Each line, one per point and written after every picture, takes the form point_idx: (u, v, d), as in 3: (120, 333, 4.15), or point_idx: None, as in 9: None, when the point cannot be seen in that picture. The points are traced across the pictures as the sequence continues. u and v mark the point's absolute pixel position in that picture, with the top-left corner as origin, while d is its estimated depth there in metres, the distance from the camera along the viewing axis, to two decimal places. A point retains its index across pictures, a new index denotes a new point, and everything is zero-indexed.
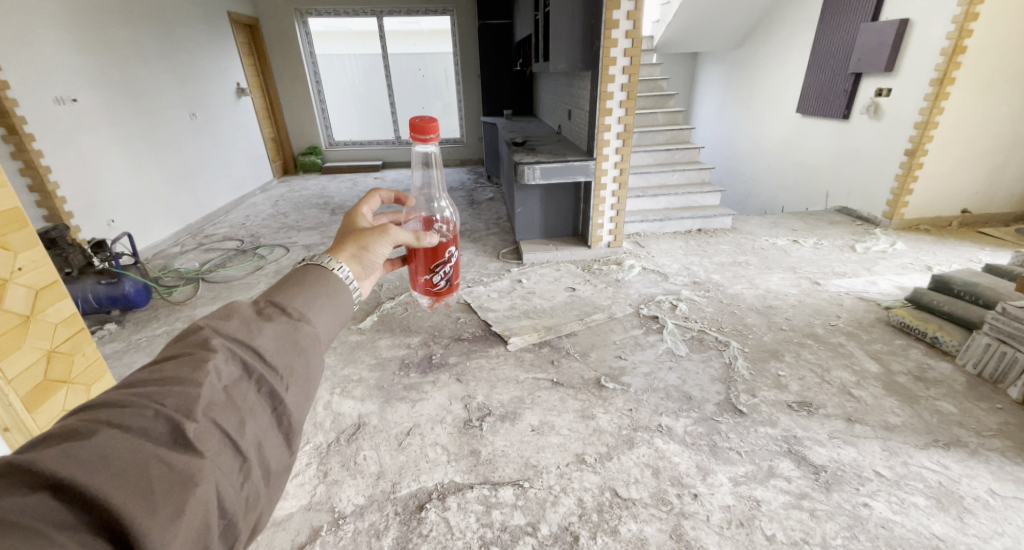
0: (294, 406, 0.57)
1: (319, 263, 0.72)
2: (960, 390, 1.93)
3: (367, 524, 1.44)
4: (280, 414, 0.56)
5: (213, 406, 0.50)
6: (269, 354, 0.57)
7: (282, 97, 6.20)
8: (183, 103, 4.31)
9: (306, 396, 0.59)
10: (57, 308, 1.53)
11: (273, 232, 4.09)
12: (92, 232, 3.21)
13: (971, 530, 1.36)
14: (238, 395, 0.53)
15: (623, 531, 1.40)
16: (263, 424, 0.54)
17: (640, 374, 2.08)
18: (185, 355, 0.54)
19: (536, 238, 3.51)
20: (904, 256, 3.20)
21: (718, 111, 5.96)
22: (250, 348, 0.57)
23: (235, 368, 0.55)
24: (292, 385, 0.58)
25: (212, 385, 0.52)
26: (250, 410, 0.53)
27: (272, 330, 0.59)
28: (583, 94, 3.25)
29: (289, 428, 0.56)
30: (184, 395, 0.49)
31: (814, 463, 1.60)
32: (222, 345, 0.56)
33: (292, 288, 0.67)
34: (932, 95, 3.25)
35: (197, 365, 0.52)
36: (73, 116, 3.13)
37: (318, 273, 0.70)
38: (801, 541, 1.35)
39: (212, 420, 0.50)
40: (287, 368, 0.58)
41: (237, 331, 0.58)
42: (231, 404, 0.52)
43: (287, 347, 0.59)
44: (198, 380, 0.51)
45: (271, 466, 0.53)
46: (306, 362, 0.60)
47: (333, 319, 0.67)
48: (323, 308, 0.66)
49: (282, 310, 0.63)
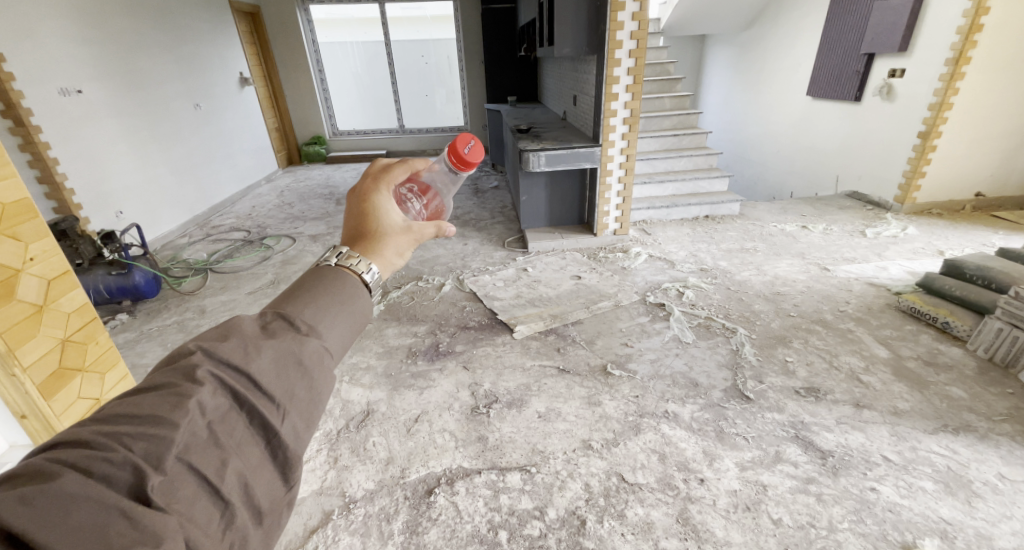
0: (293, 437, 0.47)
1: (345, 262, 0.59)
2: (971, 375, 1.91)
3: (377, 508, 1.47)
4: (274, 447, 0.46)
5: (191, 447, 0.40)
6: (265, 380, 0.46)
7: (286, 87, 6.19)
8: (187, 93, 4.32)
9: (308, 424, 0.48)
10: (70, 297, 1.56)
11: (279, 222, 4.10)
12: (100, 224, 3.24)
13: (980, 514, 1.36)
14: (224, 430, 0.43)
15: (630, 515, 1.41)
16: (251, 460, 0.44)
17: (646, 361, 2.08)
18: (165, 387, 0.43)
19: (541, 226, 3.50)
20: (915, 241, 3.15)
21: (726, 94, 5.87)
22: (243, 374, 0.46)
23: (223, 398, 0.44)
24: (291, 414, 0.47)
25: (193, 421, 0.41)
26: (236, 448, 0.43)
27: (273, 350, 0.48)
28: (589, 78, 3.21)
29: (286, 462, 0.46)
30: (157, 438, 0.39)
31: (821, 448, 1.60)
32: (208, 374, 0.45)
33: (305, 294, 0.55)
34: (946, 75, 3.17)
35: (175, 401, 0.42)
36: (79, 108, 3.14)
37: (331, 276, 0.57)
38: (807, 525, 1.35)
39: (188, 465, 0.40)
40: (285, 395, 0.47)
41: (231, 353, 0.47)
42: (214, 441, 0.42)
43: (289, 371, 0.48)
44: (174, 419, 0.40)
45: (263, 510, 0.43)
46: (309, 386, 0.49)
47: (349, 331, 0.55)
48: (336, 318, 0.54)
49: (289, 324, 0.52)
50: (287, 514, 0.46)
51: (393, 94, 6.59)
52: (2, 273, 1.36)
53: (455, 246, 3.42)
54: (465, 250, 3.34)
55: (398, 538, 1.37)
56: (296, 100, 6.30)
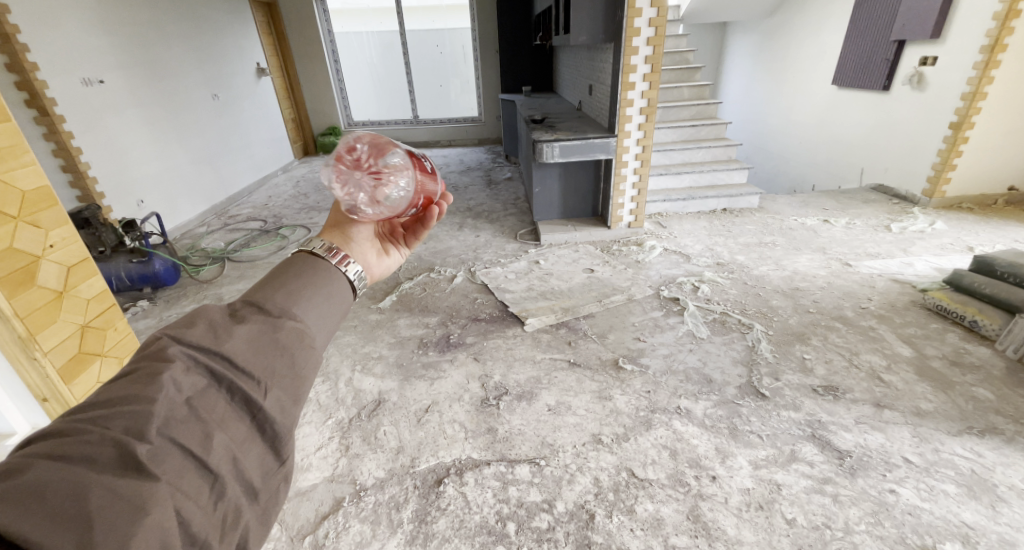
0: (279, 412, 0.48)
1: (312, 248, 0.64)
2: (999, 376, 1.84)
3: (387, 496, 1.48)
4: (261, 422, 0.47)
5: (171, 422, 0.41)
6: (242, 358, 0.48)
7: (301, 77, 6.22)
8: (205, 84, 4.36)
9: (293, 399, 0.50)
10: (89, 284, 1.59)
11: (295, 212, 4.15)
12: (122, 212, 3.31)
13: (1004, 519, 1.31)
14: (205, 406, 0.44)
15: (639, 510, 1.40)
16: (238, 435, 0.45)
17: (658, 356, 2.05)
18: (137, 370, 0.44)
19: (554, 218, 3.46)
20: (943, 236, 3.04)
21: (747, 84, 5.72)
22: (218, 354, 0.48)
23: (199, 377, 0.45)
24: (273, 389, 0.48)
25: (170, 398, 0.42)
26: (220, 421, 0.44)
27: (244, 332, 0.50)
28: (605, 67, 3.14)
29: (276, 437, 0.47)
30: (135, 414, 0.40)
31: (840, 448, 1.56)
32: (179, 354, 0.46)
33: (275, 282, 0.58)
34: (982, 63, 3.02)
35: (148, 379, 0.43)
36: (100, 98, 3.20)
37: (300, 262, 0.61)
38: (823, 526, 1.32)
39: (171, 438, 0.41)
40: (266, 372, 0.48)
41: (201, 338, 0.48)
42: (194, 415, 0.43)
43: (265, 349, 0.50)
44: (149, 395, 0.41)
45: (253, 480, 0.44)
46: (291, 362, 0.50)
47: (326, 313, 0.58)
48: (311, 302, 0.57)
49: (260, 309, 0.54)
50: (282, 488, 0.47)
51: (408, 84, 6.58)
52: (23, 260, 1.40)
53: (468, 237, 3.41)
54: (477, 241, 3.34)
55: (408, 527, 1.38)
56: (311, 90, 6.33)
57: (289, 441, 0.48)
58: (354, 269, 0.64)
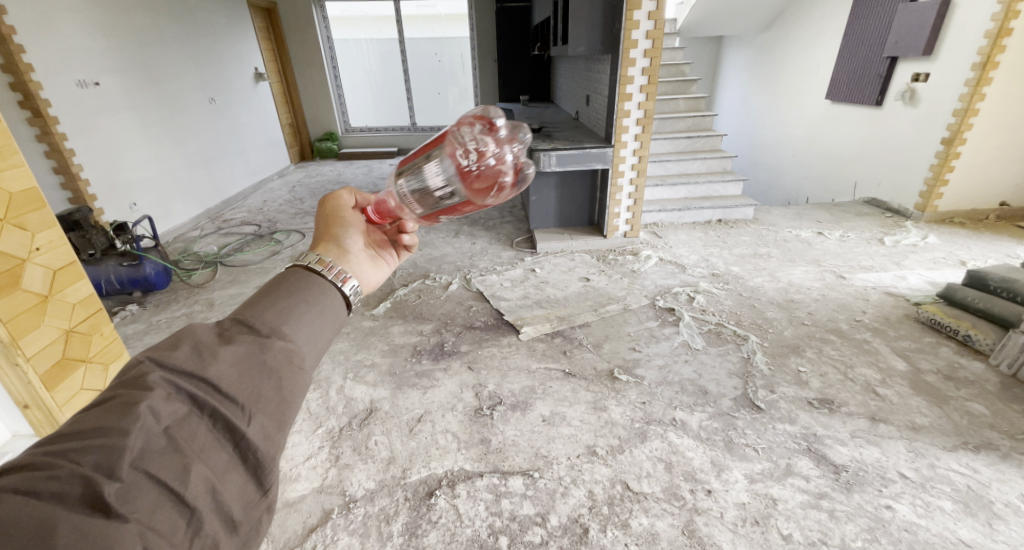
0: (264, 438, 0.46)
1: (306, 262, 0.64)
2: (993, 391, 1.85)
3: (377, 508, 1.45)
4: (244, 450, 0.45)
5: (148, 455, 0.40)
6: (226, 383, 0.47)
7: (299, 83, 6.23)
8: (202, 88, 4.35)
9: (278, 424, 0.48)
10: (76, 288, 1.57)
11: (290, 217, 4.12)
12: (113, 215, 3.27)
13: (1000, 536, 1.30)
14: (184, 436, 0.42)
15: (634, 525, 1.38)
16: (218, 465, 0.43)
17: (654, 366, 2.04)
18: (116, 397, 0.43)
19: (550, 226, 3.47)
20: (936, 250, 3.07)
21: (742, 96, 5.79)
22: (201, 378, 0.46)
23: (179, 405, 0.44)
24: (258, 414, 0.47)
25: (147, 429, 0.41)
26: (200, 451, 0.42)
27: (230, 354, 0.48)
28: (603, 77, 3.16)
29: (258, 466, 0.45)
30: (107, 449, 0.39)
31: (835, 462, 1.55)
32: (160, 380, 0.45)
33: (267, 299, 0.57)
34: (973, 80, 3.08)
35: (124, 409, 0.41)
36: (95, 100, 3.18)
37: (294, 277, 0.61)
38: (819, 542, 1.31)
39: (145, 471, 0.39)
40: (251, 397, 0.47)
41: (186, 361, 0.47)
42: (173, 445, 0.41)
43: (251, 372, 0.48)
44: (125, 427, 0.40)
45: (231, 513, 0.42)
46: (277, 386, 0.49)
47: (317, 331, 0.57)
48: (302, 320, 0.56)
49: (249, 328, 0.53)
50: (265, 519, 0.45)
51: (406, 92, 6.60)
52: (8, 262, 1.37)
53: (464, 245, 3.40)
54: (473, 249, 3.32)
55: (398, 540, 1.35)
56: (309, 96, 6.34)
57: (273, 469, 0.46)
58: (349, 284, 0.65)
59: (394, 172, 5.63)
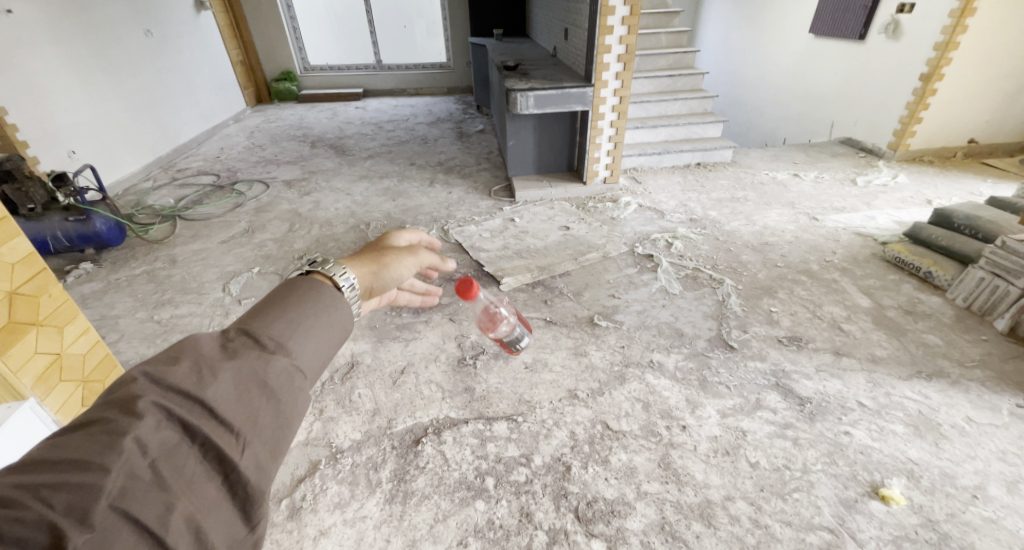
0: (254, 468, 0.49)
1: (325, 272, 0.69)
2: (948, 322, 1.96)
3: (364, 457, 1.48)
4: (231, 482, 0.48)
5: (130, 492, 0.42)
6: (222, 407, 0.49)
7: (248, 14, 5.67)
8: (136, 19, 3.91)
9: (269, 454, 0.51)
10: (12, 244, 1.33)
11: (251, 166, 3.89)
12: (51, 165, 3.02)
13: (945, 454, 1.43)
14: (171, 469, 0.45)
15: (613, 461, 1.45)
16: (203, 499, 0.45)
17: (632, 312, 2.07)
18: (107, 424, 0.45)
19: (529, 173, 3.37)
20: (905, 189, 3.14)
21: (724, 32, 5.57)
22: (196, 400, 0.49)
23: (170, 432, 0.46)
24: (251, 443, 0.49)
25: (133, 462, 0.43)
26: (184, 486, 0.44)
27: (229, 374, 0.51)
28: (582, 7, 2.95)
29: (245, 498, 0.48)
30: (88, 487, 0.40)
31: (800, 395, 1.64)
32: (152, 406, 0.47)
33: (275, 311, 0.61)
34: (956, 12, 3.01)
35: (115, 440, 0.43)
36: (9, 32, 2.82)
37: (307, 288, 0.65)
38: (783, 467, 1.41)
39: (125, 511, 0.41)
40: (245, 423, 0.50)
41: (183, 380, 0.49)
42: (157, 481, 0.44)
43: (248, 394, 0.51)
44: (108, 462, 0.42)
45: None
46: (274, 409, 0.52)
47: (322, 343, 0.61)
48: (308, 334, 0.60)
49: (254, 342, 0.57)
50: None
51: (369, 26, 6.09)
52: None
53: (439, 194, 3.30)
54: (449, 198, 3.22)
55: (387, 486, 1.39)
56: (262, 32, 5.80)
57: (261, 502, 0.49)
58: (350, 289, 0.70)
59: (361, 115, 5.31)
